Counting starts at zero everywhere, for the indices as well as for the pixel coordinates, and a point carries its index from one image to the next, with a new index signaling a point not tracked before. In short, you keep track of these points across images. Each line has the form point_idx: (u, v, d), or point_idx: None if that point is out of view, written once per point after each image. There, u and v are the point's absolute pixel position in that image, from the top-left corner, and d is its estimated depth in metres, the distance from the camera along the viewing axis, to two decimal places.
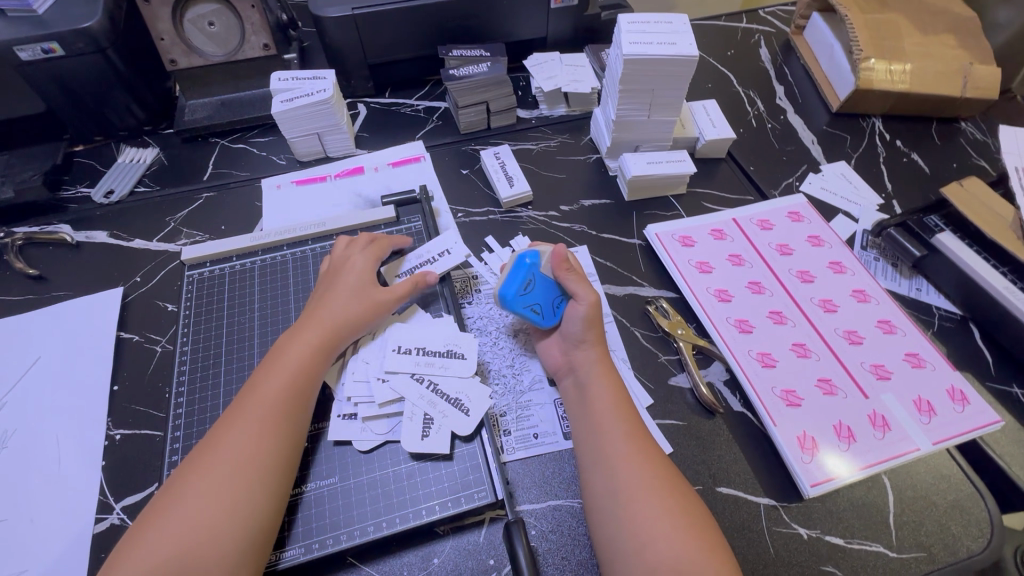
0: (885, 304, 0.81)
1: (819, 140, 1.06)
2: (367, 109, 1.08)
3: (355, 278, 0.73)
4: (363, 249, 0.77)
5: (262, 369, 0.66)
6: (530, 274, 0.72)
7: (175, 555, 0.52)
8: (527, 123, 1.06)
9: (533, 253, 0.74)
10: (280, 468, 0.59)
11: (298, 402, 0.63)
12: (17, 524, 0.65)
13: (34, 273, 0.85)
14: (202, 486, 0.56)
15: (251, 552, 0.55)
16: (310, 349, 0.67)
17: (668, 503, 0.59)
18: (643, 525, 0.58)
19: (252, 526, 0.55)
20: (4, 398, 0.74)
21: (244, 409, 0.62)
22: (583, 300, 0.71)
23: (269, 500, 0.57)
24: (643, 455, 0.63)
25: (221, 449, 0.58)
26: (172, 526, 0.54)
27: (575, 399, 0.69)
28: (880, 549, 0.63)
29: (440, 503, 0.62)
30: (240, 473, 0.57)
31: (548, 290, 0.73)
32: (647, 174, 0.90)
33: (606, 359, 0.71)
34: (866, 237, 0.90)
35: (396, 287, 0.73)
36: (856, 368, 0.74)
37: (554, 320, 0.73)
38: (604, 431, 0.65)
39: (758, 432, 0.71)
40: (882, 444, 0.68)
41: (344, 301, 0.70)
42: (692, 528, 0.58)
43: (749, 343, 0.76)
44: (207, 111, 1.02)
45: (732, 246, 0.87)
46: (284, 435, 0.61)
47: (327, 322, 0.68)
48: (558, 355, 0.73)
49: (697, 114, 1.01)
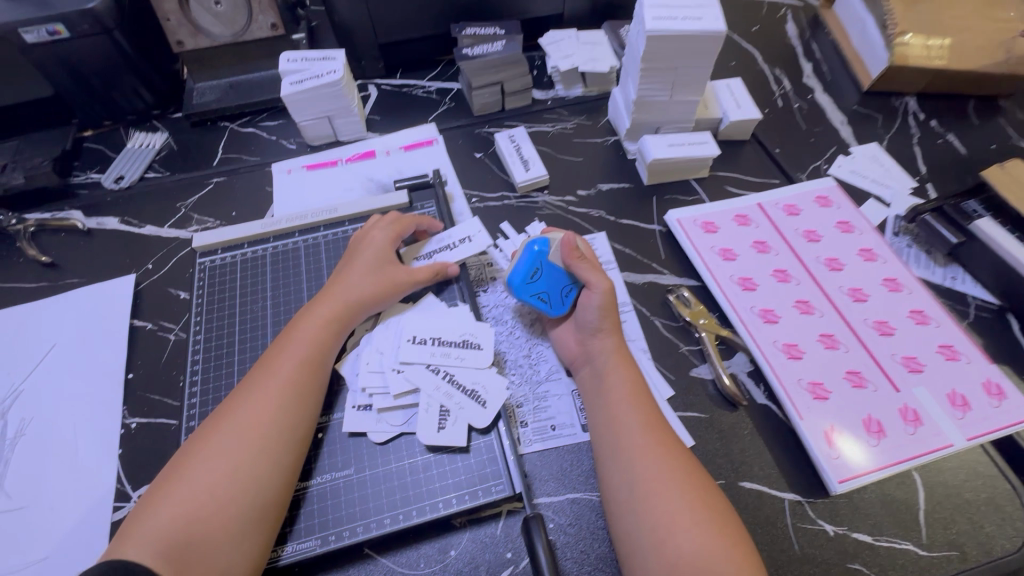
0: (918, 293, 0.78)
1: (848, 120, 1.01)
2: (378, 91, 1.05)
3: (373, 257, 0.72)
4: (386, 225, 0.75)
5: (276, 346, 0.65)
6: (539, 262, 0.71)
7: (180, 519, 0.51)
8: (542, 104, 1.02)
9: (543, 240, 0.72)
10: (291, 448, 0.58)
11: (311, 381, 0.62)
12: (36, 511, 0.65)
13: (46, 260, 0.84)
14: (211, 460, 0.55)
15: (258, 531, 0.54)
16: (325, 328, 0.66)
17: (691, 498, 0.57)
18: (663, 521, 0.56)
19: (260, 503, 0.54)
20: (20, 386, 0.74)
21: (257, 383, 0.61)
22: (598, 289, 0.69)
23: (278, 479, 0.56)
24: (664, 449, 0.61)
25: (232, 425, 0.58)
26: (179, 490, 0.53)
27: (593, 390, 0.67)
28: (910, 547, 0.61)
29: (456, 496, 0.61)
30: (250, 450, 0.56)
31: (557, 278, 0.71)
32: (668, 157, 0.87)
33: (623, 349, 0.69)
34: (899, 223, 0.86)
35: (417, 271, 0.72)
36: (887, 360, 0.72)
37: (562, 310, 0.71)
38: (623, 424, 0.63)
39: (783, 426, 0.69)
40: (912, 439, 0.66)
41: (360, 280, 0.69)
42: (715, 524, 0.56)
43: (775, 334, 0.74)
44: (216, 94, 1.00)
45: (757, 233, 0.84)
46: (297, 414, 0.60)
47: (343, 302, 0.68)
48: (573, 344, 0.71)
49: (721, 94, 0.96)
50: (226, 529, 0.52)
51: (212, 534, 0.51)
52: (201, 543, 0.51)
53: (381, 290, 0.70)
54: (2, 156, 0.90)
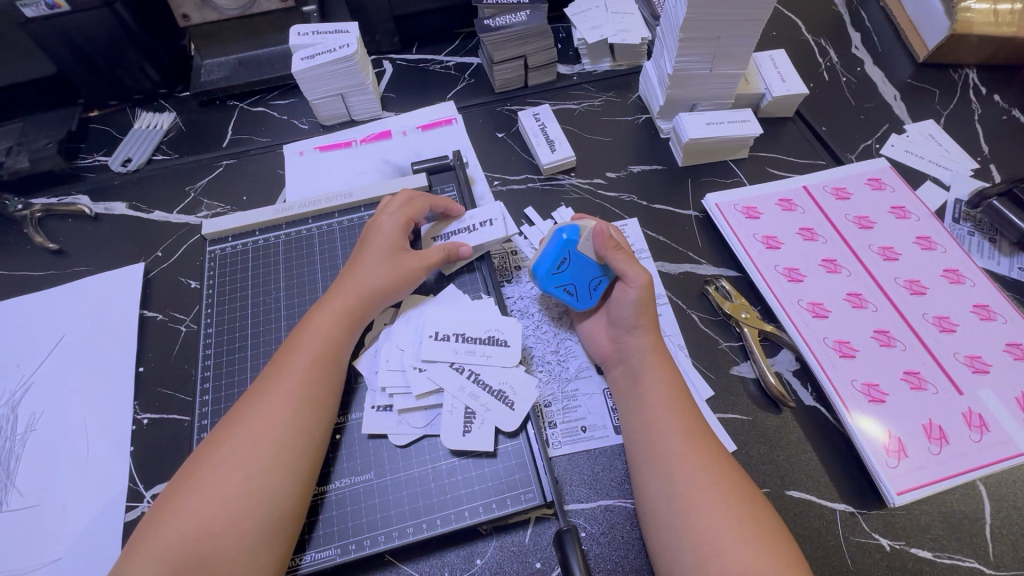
0: (983, 286, 0.71)
1: (902, 95, 0.93)
2: (393, 67, 0.99)
3: (384, 244, 0.67)
4: (397, 209, 0.70)
5: (287, 344, 0.61)
6: (567, 252, 0.65)
7: (191, 531, 0.49)
8: (568, 80, 0.95)
9: (572, 228, 0.66)
10: (306, 452, 0.55)
11: (325, 382, 0.58)
12: (49, 509, 0.63)
13: (55, 248, 0.81)
14: (221, 469, 0.52)
15: (274, 543, 0.50)
16: (337, 323, 0.62)
17: (736, 508, 0.52)
18: (706, 536, 0.51)
19: (275, 513, 0.51)
20: (30, 378, 0.72)
21: (268, 384, 0.57)
22: (634, 284, 0.63)
23: (293, 487, 0.53)
24: (705, 454, 0.55)
25: (242, 430, 0.54)
26: (189, 501, 0.50)
27: (626, 390, 0.62)
28: (975, 564, 0.57)
29: (483, 504, 0.58)
30: (262, 457, 0.53)
31: (587, 269, 0.66)
32: (706, 137, 0.80)
33: (660, 346, 0.64)
34: (960, 208, 0.80)
35: (428, 254, 0.67)
36: (949, 360, 0.66)
37: (590, 303, 0.66)
38: (660, 428, 0.57)
39: (835, 431, 0.64)
40: (978, 447, 0.60)
41: (371, 271, 0.65)
42: (765, 541, 0.50)
43: (825, 330, 0.68)
44: (224, 71, 0.95)
45: (803, 219, 0.78)
46: (310, 416, 0.56)
47: (355, 294, 0.63)
48: (606, 341, 0.66)
49: (764, 67, 0.89)
50: (240, 542, 0.49)
51: (225, 549, 0.48)
52: (214, 557, 0.48)
53: (394, 281, 0.65)
54: (5, 138, 0.86)
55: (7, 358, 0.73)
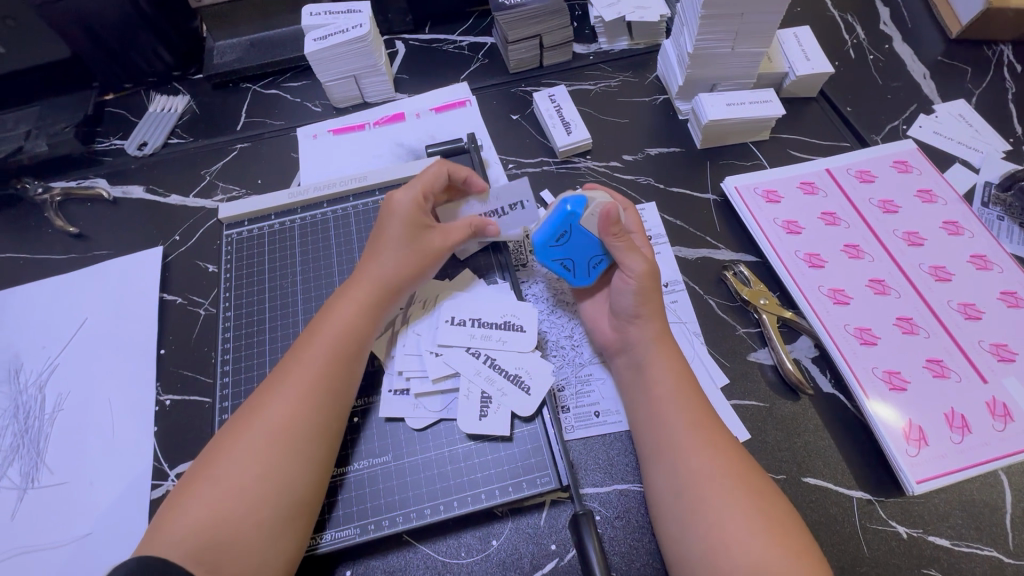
0: (1011, 272, 0.69)
1: (931, 73, 0.89)
2: (406, 47, 0.97)
3: (403, 223, 0.64)
4: (414, 183, 0.66)
5: (307, 332, 0.61)
6: (568, 225, 0.63)
7: (211, 517, 0.49)
8: (584, 60, 0.93)
9: (577, 200, 0.63)
10: (325, 443, 0.55)
11: (345, 373, 0.59)
12: (78, 486, 0.65)
13: (75, 231, 0.82)
14: (241, 456, 0.52)
15: (292, 530, 0.52)
16: (357, 312, 0.61)
17: (745, 499, 0.52)
18: (715, 527, 0.51)
19: (293, 502, 0.52)
20: (56, 360, 0.73)
21: (289, 374, 0.57)
22: (631, 273, 0.61)
23: (312, 476, 0.54)
24: (715, 447, 0.55)
25: (262, 417, 0.54)
26: (210, 487, 0.51)
27: (633, 380, 0.61)
28: (993, 553, 0.56)
29: (499, 487, 0.58)
30: (282, 446, 0.53)
31: (587, 247, 0.64)
32: (726, 118, 0.78)
33: (664, 337, 0.62)
34: (989, 191, 0.78)
35: (452, 233, 0.66)
36: (973, 348, 0.64)
37: (585, 280, 0.66)
38: (668, 422, 0.57)
39: (853, 418, 0.63)
40: (1001, 437, 0.60)
41: (391, 255, 0.64)
42: (775, 533, 0.50)
43: (846, 317, 0.67)
44: (236, 53, 0.94)
45: (825, 203, 0.76)
46: (330, 407, 0.57)
47: (373, 281, 0.63)
48: (609, 330, 0.65)
49: (788, 45, 0.86)
50: (260, 529, 0.50)
51: (245, 536, 0.49)
52: (234, 543, 0.49)
53: (417, 265, 0.64)
54: (24, 122, 0.86)
55: (33, 339, 0.75)
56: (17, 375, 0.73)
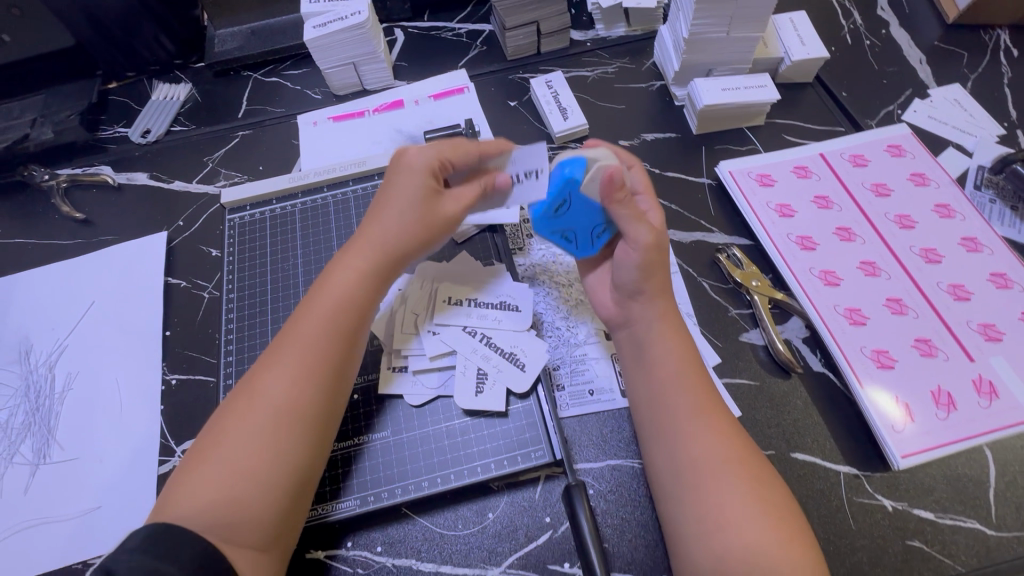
0: (1001, 254, 0.70)
1: (928, 58, 0.90)
2: (405, 35, 0.98)
3: (417, 190, 0.59)
4: (431, 145, 0.61)
5: (305, 308, 0.58)
6: (567, 193, 0.57)
7: (215, 500, 0.48)
8: (581, 46, 0.94)
9: (577, 162, 0.56)
10: (327, 423, 0.55)
11: (347, 353, 0.57)
12: (87, 462, 0.67)
13: (81, 217, 0.84)
14: (245, 435, 0.51)
15: (295, 508, 0.52)
16: (360, 283, 0.58)
17: (742, 482, 0.51)
18: (709, 508, 0.50)
19: (298, 482, 0.52)
20: (65, 341, 0.75)
21: (289, 353, 0.55)
22: (636, 246, 0.58)
23: (314, 456, 0.53)
24: (715, 428, 0.54)
25: (263, 397, 0.52)
26: (212, 470, 0.49)
27: (632, 358, 0.61)
28: (977, 525, 0.58)
29: (495, 461, 0.60)
30: (286, 429, 0.52)
31: (588, 215, 0.59)
32: (721, 103, 0.79)
33: (668, 313, 0.61)
34: (982, 174, 0.78)
35: (466, 200, 0.61)
36: (961, 328, 0.66)
37: (586, 248, 0.63)
38: (668, 405, 0.56)
39: (842, 396, 0.65)
40: (986, 413, 0.61)
41: (398, 221, 0.59)
42: (770, 517, 0.49)
43: (836, 298, 0.68)
44: (237, 41, 0.95)
45: (818, 186, 0.77)
46: (332, 388, 0.55)
47: (377, 250, 0.59)
48: (611, 305, 0.64)
49: (783, 30, 0.86)
50: (268, 506, 0.50)
51: (254, 513, 0.49)
52: (243, 522, 0.48)
53: (428, 232, 0.60)
54: (30, 109, 0.88)
55: (42, 321, 0.77)
56: (27, 356, 0.75)
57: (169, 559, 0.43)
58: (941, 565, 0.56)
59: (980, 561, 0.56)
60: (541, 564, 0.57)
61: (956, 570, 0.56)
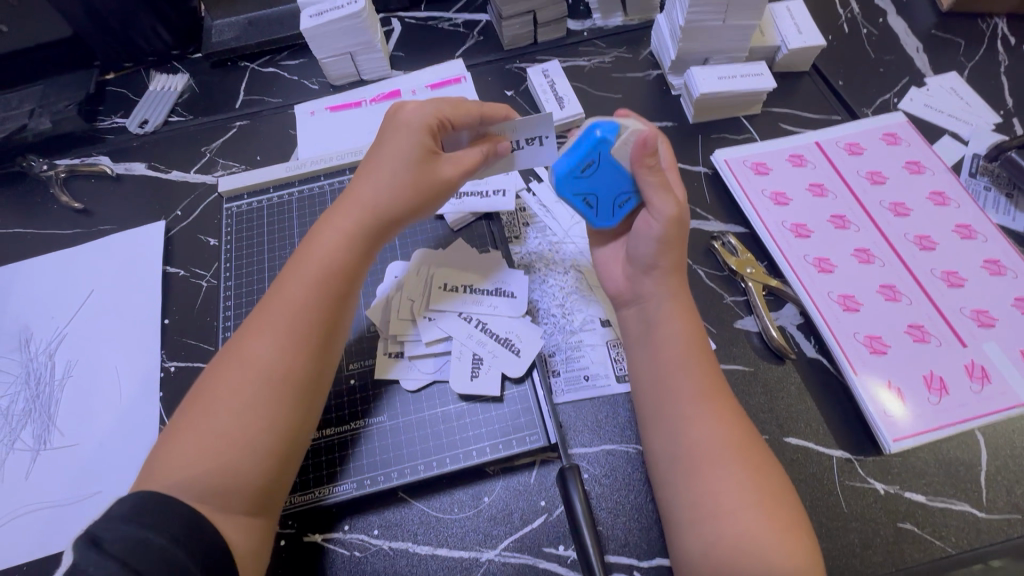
0: (996, 241, 0.70)
1: (925, 47, 0.89)
2: (402, 25, 0.98)
3: (412, 152, 0.60)
4: (427, 107, 0.61)
5: (294, 271, 0.58)
6: (598, 153, 0.58)
7: (206, 460, 0.49)
8: (578, 36, 0.94)
9: (609, 125, 0.58)
10: (316, 386, 0.55)
11: (337, 317, 0.57)
12: (87, 448, 0.68)
13: (79, 207, 0.84)
14: (233, 397, 0.51)
15: (285, 469, 0.53)
16: (348, 247, 0.59)
17: (739, 471, 0.51)
18: (704, 496, 0.51)
19: (287, 444, 0.52)
20: (64, 330, 0.76)
21: (278, 317, 0.55)
22: (658, 215, 0.58)
23: (304, 418, 0.54)
24: (715, 416, 0.54)
25: (253, 360, 0.53)
26: (203, 431, 0.50)
27: (641, 334, 0.61)
28: (967, 508, 0.58)
29: (490, 445, 0.61)
30: (276, 391, 0.52)
31: (615, 181, 0.60)
32: (717, 92, 0.79)
33: (679, 292, 0.61)
34: (977, 162, 0.79)
35: (463, 162, 0.61)
36: (954, 314, 0.66)
37: (606, 220, 0.63)
38: (665, 390, 0.56)
39: (835, 382, 0.65)
40: (978, 398, 0.61)
41: (388, 184, 0.60)
42: (764, 505, 0.50)
43: (829, 285, 0.69)
44: (234, 32, 0.95)
45: (813, 174, 0.77)
46: (322, 352, 0.56)
47: (366, 214, 0.60)
48: (622, 280, 0.64)
49: (780, 19, 0.86)
50: (259, 470, 0.50)
51: (242, 474, 0.49)
52: (231, 483, 0.49)
53: (419, 195, 0.61)
54: (28, 100, 0.88)
55: (42, 310, 0.77)
56: (28, 344, 0.75)
57: (160, 529, 0.44)
58: (932, 546, 0.57)
59: (970, 543, 0.57)
60: (535, 546, 0.57)
61: (946, 551, 0.56)
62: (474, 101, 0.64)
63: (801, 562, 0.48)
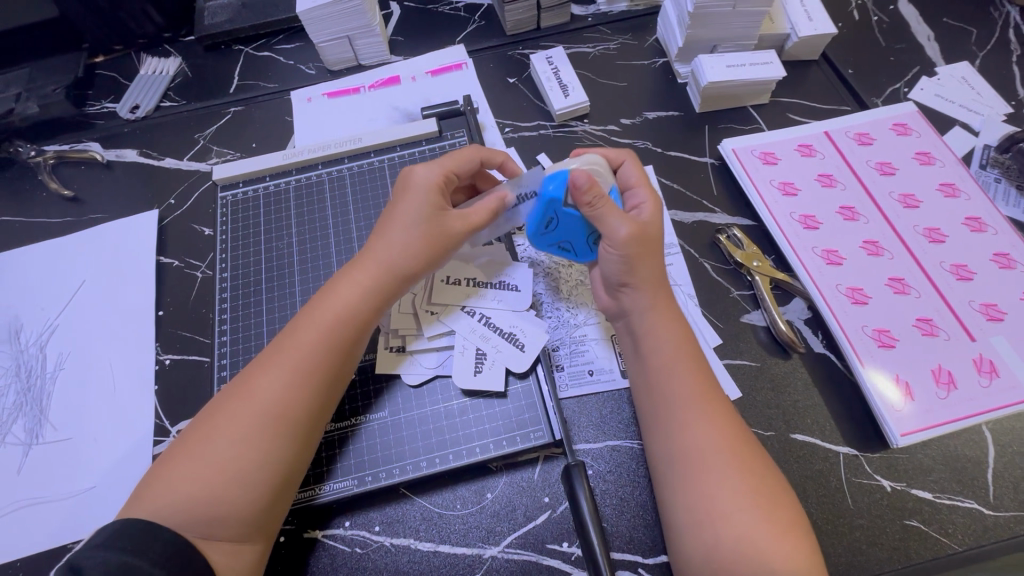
0: (1005, 234, 0.69)
1: (937, 35, 0.87)
2: (401, 8, 0.95)
3: (419, 201, 0.58)
4: (436, 161, 0.61)
5: (308, 308, 0.57)
6: (552, 211, 0.58)
7: (198, 493, 0.48)
8: (583, 21, 0.91)
9: (559, 179, 0.57)
10: (315, 425, 0.54)
11: (344, 358, 0.56)
12: (81, 442, 0.67)
13: (69, 194, 0.82)
14: (232, 437, 0.50)
15: (276, 505, 0.51)
16: (362, 288, 0.57)
17: (736, 474, 0.50)
18: (703, 499, 0.50)
19: (281, 481, 0.51)
20: (55, 321, 0.74)
21: (285, 353, 0.54)
22: (614, 242, 0.57)
23: (300, 456, 0.52)
24: (707, 417, 0.53)
25: (256, 395, 0.51)
26: (198, 465, 0.49)
27: (631, 348, 0.60)
28: (973, 505, 0.58)
29: (494, 442, 0.60)
30: (274, 429, 0.51)
31: (579, 229, 0.60)
32: (725, 81, 0.77)
33: (664, 305, 0.59)
34: (988, 154, 0.77)
35: (472, 215, 0.59)
36: (963, 307, 0.65)
37: (591, 255, 0.63)
38: (665, 392, 0.55)
39: (843, 377, 0.64)
40: (986, 393, 0.61)
41: (402, 237, 0.58)
42: (762, 508, 0.49)
43: (837, 277, 0.68)
44: (228, 14, 0.92)
45: (822, 165, 0.76)
46: (325, 391, 0.54)
47: (377, 255, 0.58)
48: (606, 296, 0.63)
49: (791, 5, 0.84)
50: (251, 505, 0.49)
51: (236, 514, 0.48)
52: (223, 519, 0.48)
53: (432, 249, 0.58)
54: (14, 84, 0.85)
55: (31, 301, 0.75)
56: (18, 335, 0.74)
57: (142, 554, 0.44)
58: (938, 543, 0.56)
59: (976, 541, 0.56)
60: (540, 543, 0.57)
61: (952, 548, 0.56)
62: (472, 148, 0.64)
63: (798, 562, 0.47)
